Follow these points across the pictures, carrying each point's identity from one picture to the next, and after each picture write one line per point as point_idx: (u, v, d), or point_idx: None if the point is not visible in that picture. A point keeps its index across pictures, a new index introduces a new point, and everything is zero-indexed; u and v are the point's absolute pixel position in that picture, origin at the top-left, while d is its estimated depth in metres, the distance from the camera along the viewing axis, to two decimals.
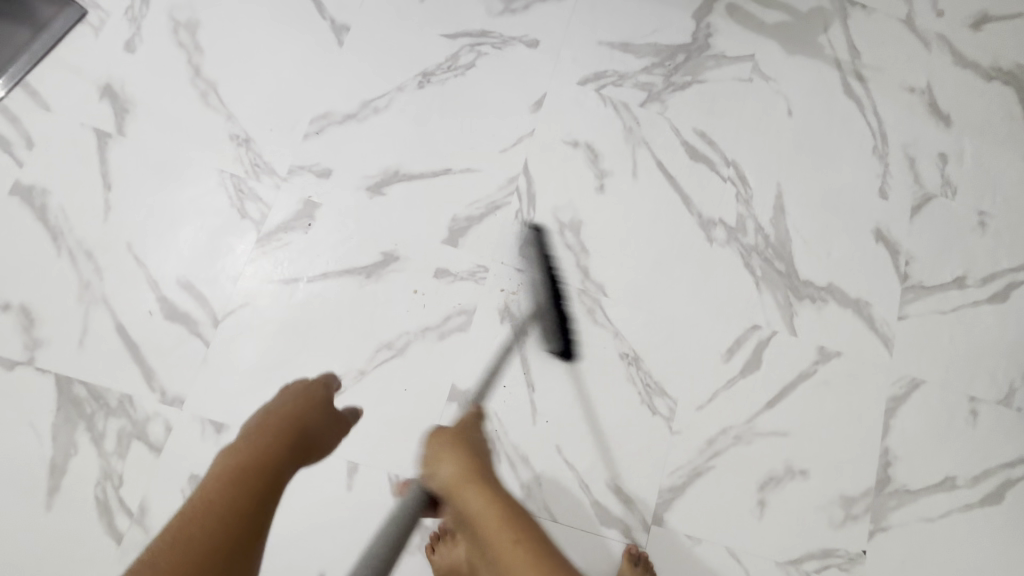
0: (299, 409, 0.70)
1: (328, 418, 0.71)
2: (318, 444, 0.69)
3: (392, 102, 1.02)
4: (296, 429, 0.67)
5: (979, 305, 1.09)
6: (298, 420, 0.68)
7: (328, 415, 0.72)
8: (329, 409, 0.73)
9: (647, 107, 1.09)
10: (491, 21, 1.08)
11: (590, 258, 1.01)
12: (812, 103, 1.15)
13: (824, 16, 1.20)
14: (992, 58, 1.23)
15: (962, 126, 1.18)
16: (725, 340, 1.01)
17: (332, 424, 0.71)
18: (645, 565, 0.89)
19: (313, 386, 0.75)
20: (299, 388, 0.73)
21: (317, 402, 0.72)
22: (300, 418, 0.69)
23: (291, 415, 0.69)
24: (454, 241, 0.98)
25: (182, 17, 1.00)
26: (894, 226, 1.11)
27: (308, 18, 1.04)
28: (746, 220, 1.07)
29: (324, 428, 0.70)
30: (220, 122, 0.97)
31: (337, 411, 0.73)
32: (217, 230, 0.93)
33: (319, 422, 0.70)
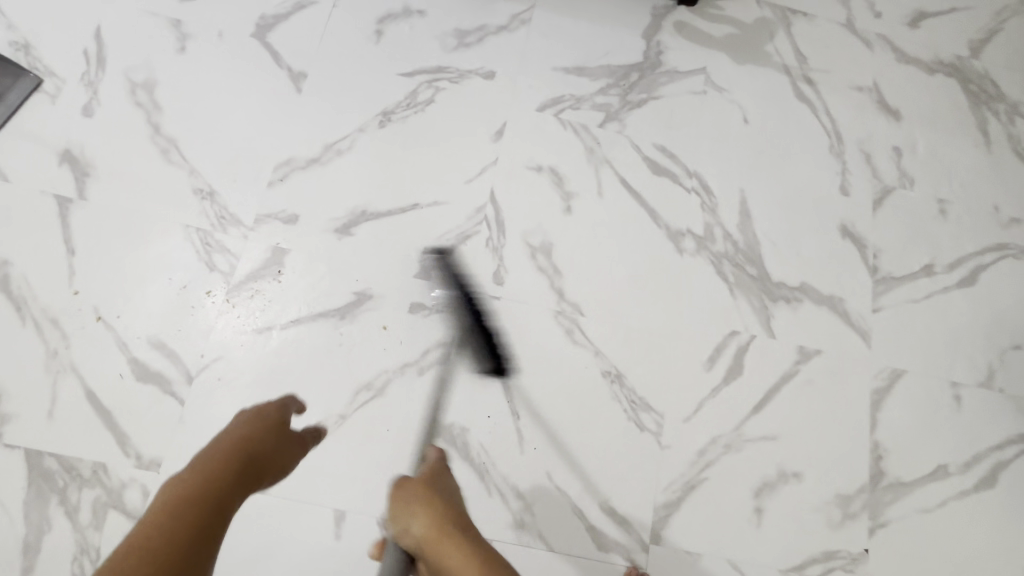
0: (250, 433, 0.67)
1: (279, 443, 0.69)
2: (266, 469, 0.65)
3: (355, 143, 1.03)
4: (254, 446, 0.65)
5: (950, 291, 1.11)
6: (254, 439, 0.67)
7: (280, 440, 0.70)
8: (283, 434, 0.72)
9: (607, 127, 1.11)
10: (447, 57, 1.10)
11: (564, 279, 1.02)
12: (767, 109, 1.18)
13: (768, 26, 1.24)
14: (932, 51, 1.28)
15: (912, 119, 1.22)
16: (705, 349, 1.01)
17: (283, 448, 0.69)
18: None
19: (265, 410, 0.74)
20: (252, 413, 0.72)
21: (274, 424, 0.72)
22: (260, 437, 0.67)
23: (240, 441, 0.65)
24: (427, 275, 0.98)
25: (139, 77, 1.01)
26: (858, 221, 1.13)
27: (266, 67, 1.05)
28: (713, 228, 1.08)
29: (280, 449, 0.69)
30: (183, 177, 0.97)
31: (287, 437, 0.71)
32: (186, 285, 0.92)
33: (268, 448, 0.67)
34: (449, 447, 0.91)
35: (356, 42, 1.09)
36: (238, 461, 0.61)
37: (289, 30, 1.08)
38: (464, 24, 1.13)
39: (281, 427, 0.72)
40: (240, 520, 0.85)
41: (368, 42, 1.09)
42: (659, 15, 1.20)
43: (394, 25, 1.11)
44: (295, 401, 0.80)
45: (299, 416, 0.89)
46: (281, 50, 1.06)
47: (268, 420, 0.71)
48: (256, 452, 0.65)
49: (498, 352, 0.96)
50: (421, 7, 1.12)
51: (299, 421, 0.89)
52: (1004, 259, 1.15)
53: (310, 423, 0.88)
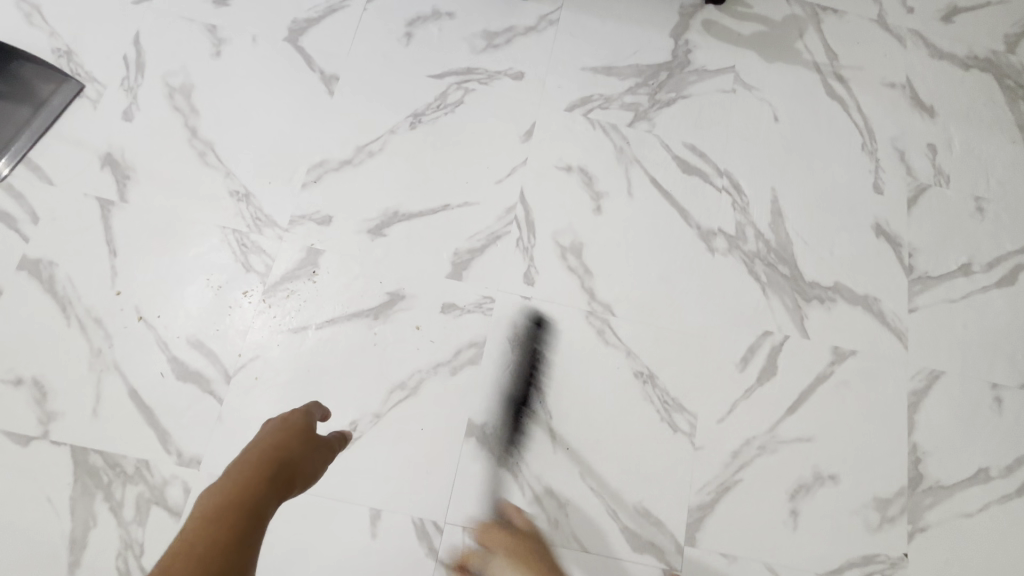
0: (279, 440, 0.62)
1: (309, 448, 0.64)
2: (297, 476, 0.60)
3: (385, 144, 1.04)
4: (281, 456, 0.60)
5: (988, 291, 1.09)
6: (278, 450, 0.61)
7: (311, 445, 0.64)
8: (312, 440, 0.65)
9: (636, 127, 1.11)
10: (476, 58, 1.11)
11: (594, 278, 1.02)
12: (798, 108, 1.17)
13: (798, 23, 1.23)
14: (966, 46, 1.26)
15: (947, 115, 1.20)
16: (738, 349, 1.00)
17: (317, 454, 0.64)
18: None
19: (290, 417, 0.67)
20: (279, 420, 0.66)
21: (302, 430, 0.66)
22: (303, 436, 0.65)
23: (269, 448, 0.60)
24: (458, 275, 0.99)
25: (177, 81, 1.03)
26: (892, 219, 1.12)
27: (298, 71, 1.06)
28: (745, 227, 1.07)
29: (308, 455, 0.63)
30: (219, 179, 0.99)
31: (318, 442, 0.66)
32: (224, 284, 0.94)
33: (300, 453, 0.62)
34: (482, 446, 0.91)
35: (386, 44, 1.10)
36: (267, 474, 0.57)
37: (320, 33, 1.09)
38: (493, 25, 1.13)
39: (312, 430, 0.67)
40: (278, 519, 0.86)
41: (398, 45, 1.10)
42: (687, 14, 1.20)
43: (423, 27, 1.12)
44: (320, 407, 0.73)
45: (324, 424, 0.89)
46: (313, 53, 1.08)
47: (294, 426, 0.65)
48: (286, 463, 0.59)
49: (529, 351, 0.96)
50: (450, 9, 1.13)
51: (324, 427, 0.89)
52: None
53: (335, 430, 0.88)
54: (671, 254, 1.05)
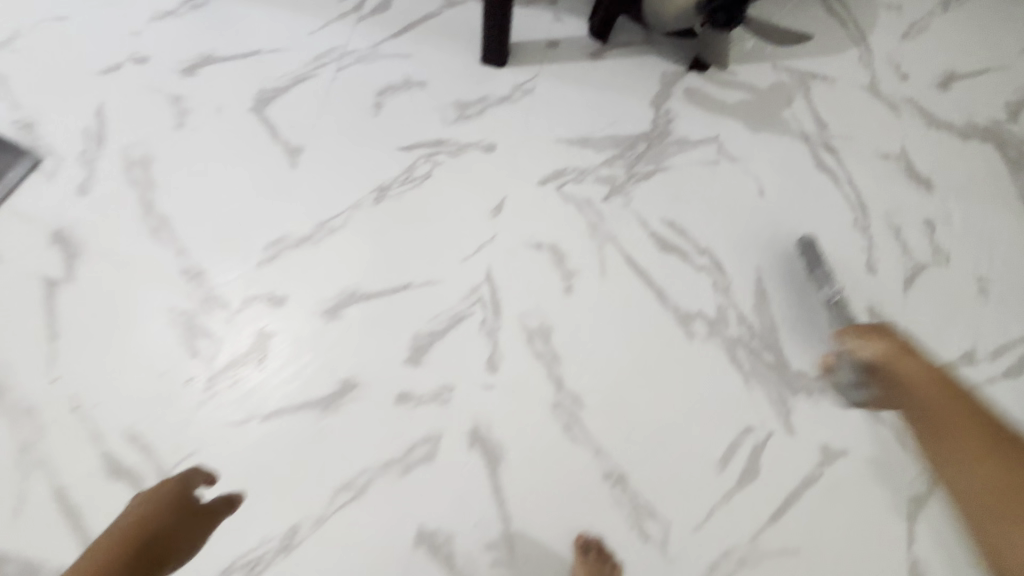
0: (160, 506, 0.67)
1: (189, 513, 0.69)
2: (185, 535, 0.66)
3: (347, 220, 1.00)
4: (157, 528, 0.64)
5: (994, 382, 1.01)
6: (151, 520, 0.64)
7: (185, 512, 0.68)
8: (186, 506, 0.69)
9: (612, 201, 1.06)
10: (446, 129, 1.08)
11: (563, 365, 0.95)
12: (785, 180, 1.11)
13: (785, 91, 1.19)
14: (965, 115, 1.20)
15: (946, 188, 1.14)
16: (717, 446, 0.93)
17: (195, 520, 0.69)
18: (596, 555, 0.85)
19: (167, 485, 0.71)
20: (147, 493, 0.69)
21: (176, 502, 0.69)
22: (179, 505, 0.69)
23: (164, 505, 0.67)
24: (415, 361, 0.93)
25: (136, 153, 1.00)
26: (886, 301, 1.04)
27: (262, 143, 1.04)
28: (727, 310, 1.01)
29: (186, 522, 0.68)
30: (172, 257, 0.95)
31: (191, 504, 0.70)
32: (166, 371, 0.89)
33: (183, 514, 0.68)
34: (432, 556, 0.84)
35: (354, 114, 1.07)
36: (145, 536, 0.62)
37: (287, 104, 1.07)
38: (465, 94, 1.10)
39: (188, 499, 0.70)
40: None
41: (366, 114, 1.07)
42: (669, 82, 1.15)
43: (394, 97, 1.09)
44: (200, 473, 0.76)
45: (209, 489, 0.84)
46: (279, 123, 1.05)
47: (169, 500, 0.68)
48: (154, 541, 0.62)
49: (489, 448, 0.90)
50: (422, 78, 1.10)
51: (210, 493, 0.85)
52: None
53: (221, 494, 0.84)
54: (646, 340, 0.98)
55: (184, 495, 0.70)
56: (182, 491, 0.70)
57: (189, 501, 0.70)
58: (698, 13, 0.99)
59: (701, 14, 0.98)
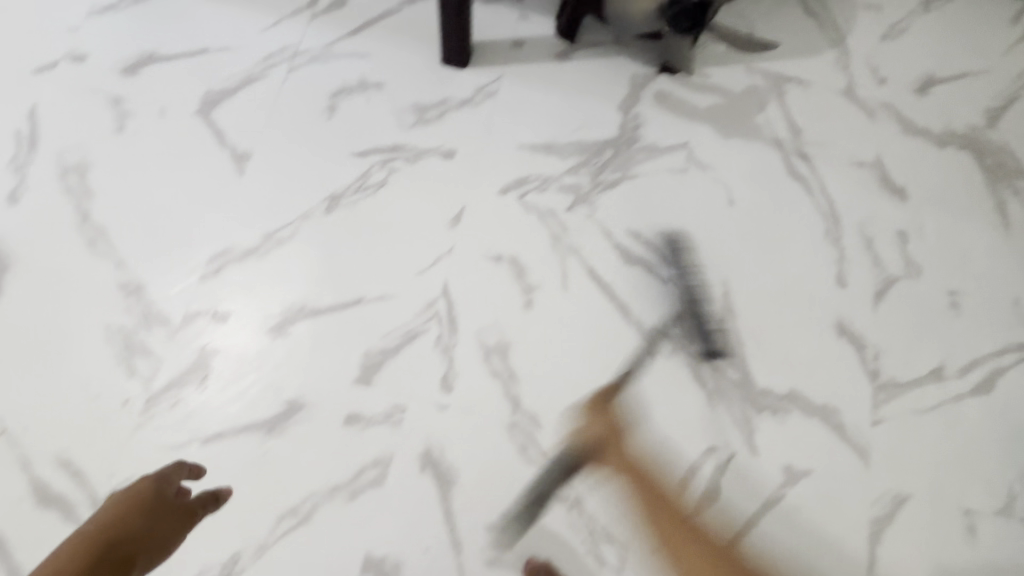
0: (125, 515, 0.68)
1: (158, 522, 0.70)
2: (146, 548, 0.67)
3: (297, 231, 0.96)
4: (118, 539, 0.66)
5: (962, 399, 0.99)
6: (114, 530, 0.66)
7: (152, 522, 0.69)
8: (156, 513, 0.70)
9: (576, 211, 1.02)
10: (404, 134, 1.03)
11: (520, 384, 0.92)
12: (756, 190, 1.08)
13: (759, 94, 1.14)
14: (943, 120, 1.17)
15: (920, 198, 1.11)
16: (677, 467, 0.91)
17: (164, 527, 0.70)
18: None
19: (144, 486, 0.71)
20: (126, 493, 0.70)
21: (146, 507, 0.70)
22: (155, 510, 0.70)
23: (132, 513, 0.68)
24: (367, 380, 0.90)
25: (72, 159, 0.95)
26: (856, 316, 1.02)
27: (208, 148, 0.99)
28: (692, 326, 0.98)
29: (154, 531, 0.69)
30: (109, 271, 0.90)
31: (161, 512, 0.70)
32: (102, 393, 0.85)
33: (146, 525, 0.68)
34: None
35: (306, 118, 1.02)
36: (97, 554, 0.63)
37: (235, 106, 1.01)
38: (425, 97, 1.05)
39: (160, 502, 0.71)
40: None
41: (319, 118, 1.02)
42: (638, 84, 1.11)
43: (348, 100, 1.04)
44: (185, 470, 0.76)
45: (198, 482, 0.83)
46: (226, 127, 1.00)
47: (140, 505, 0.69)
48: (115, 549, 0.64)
49: (441, 471, 0.87)
50: (378, 80, 1.05)
51: (198, 486, 0.84)
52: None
53: (207, 489, 0.83)
54: (608, 356, 0.95)
55: (155, 502, 0.71)
56: (155, 495, 0.71)
57: (160, 506, 0.71)
58: (657, 20, 1.01)
59: (661, 20, 1.00)
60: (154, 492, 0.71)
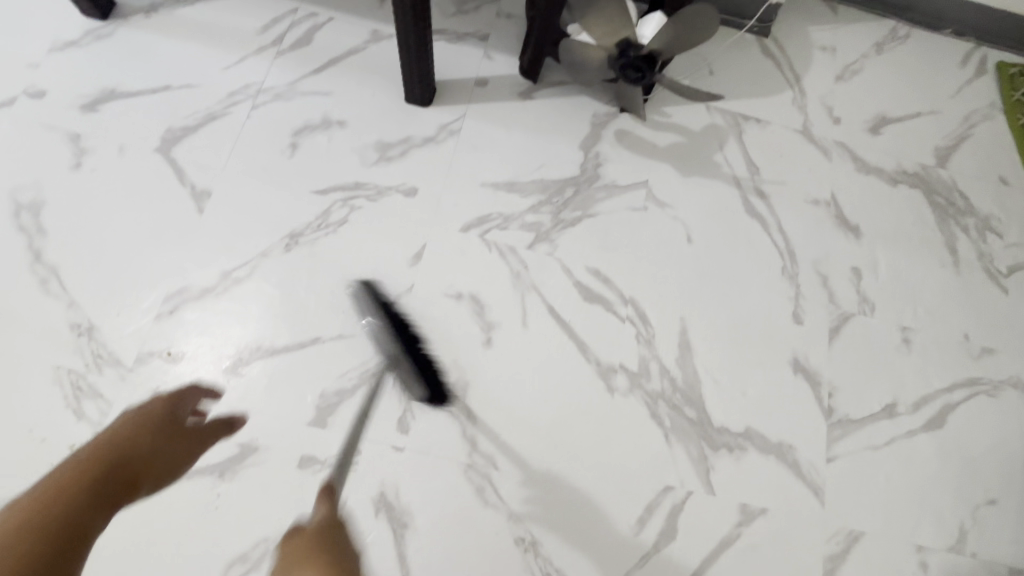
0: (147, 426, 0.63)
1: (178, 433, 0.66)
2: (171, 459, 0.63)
3: (255, 269, 0.95)
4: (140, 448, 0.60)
5: (915, 435, 1.01)
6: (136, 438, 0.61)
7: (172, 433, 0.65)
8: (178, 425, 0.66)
9: (536, 248, 1.03)
10: (366, 171, 1.04)
11: (478, 424, 0.92)
12: (714, 227, 1.10)
13: (718, 133, 1.17)
14: (895, 159, 1.21)
15: (873, 235, 1.14)
16: (634, 508, 0.91)
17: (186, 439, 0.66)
18: None
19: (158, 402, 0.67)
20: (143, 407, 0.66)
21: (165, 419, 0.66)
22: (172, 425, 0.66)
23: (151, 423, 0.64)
24: (322, 422, 0.89)
25: (26, 198, 0.95)
26: (811, 353, 1.03)
27: (166, 185, 0.98)
28: (650, 363, 0.99)
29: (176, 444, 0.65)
30: (60, 311, 0.89)
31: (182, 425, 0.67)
32: (49, 437, 0.84)
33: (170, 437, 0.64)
34: None
35: (268, 155, 1.02)
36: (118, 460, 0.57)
37: (195, 143, 1.01)
38: (387, 134, 1.06)
39: (176, 417, 0.67)
40: None
41: (281, 156, 1.02)
42: (599, 123, 1.13)
43: (311, 137, 1.04)
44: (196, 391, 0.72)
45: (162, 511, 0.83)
46: (185, 165, 1.00)
47: (158, 420, 0.65)
48: (130, 460, 0.58)
49: (396, 514, 0.86)
50: (342, 117, 1.06)
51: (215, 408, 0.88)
52: (974, 398, 1.04)
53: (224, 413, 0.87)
54: (566, 395, 0.95)
55: (173, 415, 0.67)
56: (173, 409, 0.67)
57: (178, 421, 0.67)
58: (612, 70, 0.98)
59: (613, 70, 0.98)
60: (169, 409, 0.67)
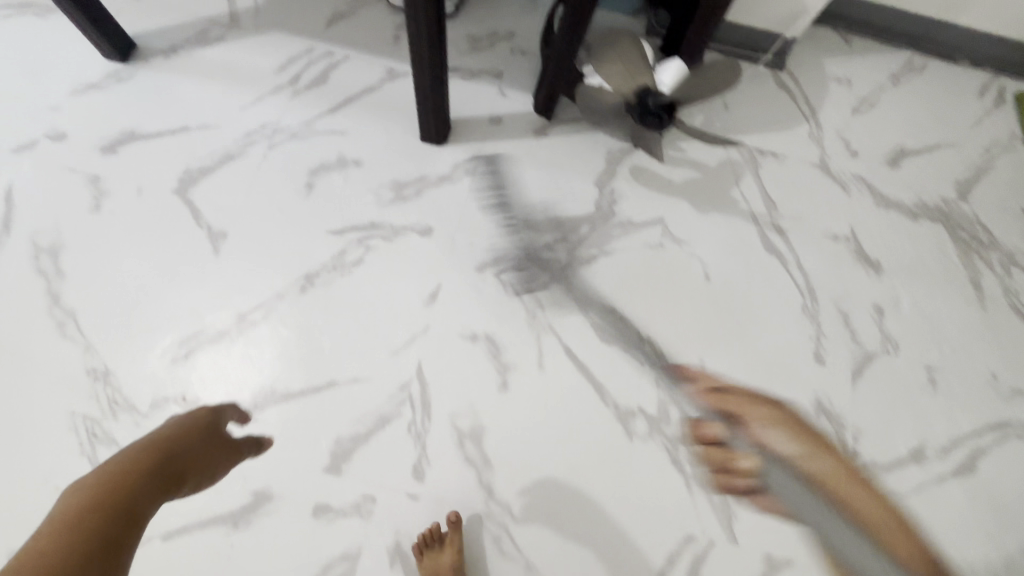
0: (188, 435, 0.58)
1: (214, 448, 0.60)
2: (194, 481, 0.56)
3: (270, 312, 0.95)
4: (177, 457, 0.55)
5: (943, 480, 0.98)
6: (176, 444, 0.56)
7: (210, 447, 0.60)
8: (216, 437, 0.61)
9: (552, 288, 1.02)
10: (382, 211, 1.04)
11: (494, 471, 0.90)
12: (732, 264, 1.08)
13: (734, 168, 1.16)
14: (916, 193, 1.19)
15: (895, 270, 1.12)
16: (653, 558, 0.89)
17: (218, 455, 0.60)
18: None
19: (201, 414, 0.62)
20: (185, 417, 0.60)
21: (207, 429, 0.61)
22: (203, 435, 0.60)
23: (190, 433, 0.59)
24: (336, 468, 0.88)
25: (45, 240, 0.95)
26: (834, 394, 1.01)
27: (183, 227, 0.99)
28: (669, 406, 0.97)
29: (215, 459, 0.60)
30: (77, 355, 0.89)
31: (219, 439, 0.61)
32: (64, 484, 0.84)
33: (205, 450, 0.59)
34: None
35: (284, 196, 1.02)
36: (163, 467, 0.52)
37: (212, 184, 1.02)
38: (402, 174, 1.06)
39: (217, 429, 0.62)
40: None
41: (297, 196, 1.03)
42: (614, 159, 1.13)
43: (326, 177, 1.04)
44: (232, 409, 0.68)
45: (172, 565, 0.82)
46: (202, 206, 1.00)
47: (196, 429, 0.59)
48: (169, 470, 0.52)
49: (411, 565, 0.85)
50: (357, 156, 1.06)
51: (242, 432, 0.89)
52: (1004, 442, 1.01)
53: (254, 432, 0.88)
54: (583, 440, 0.93)
55: (215, 429, 0.62)
56: (213, 423, 0.63)
57: (219, 435, 0.62)
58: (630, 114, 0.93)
59: (632, 114, 0.93)
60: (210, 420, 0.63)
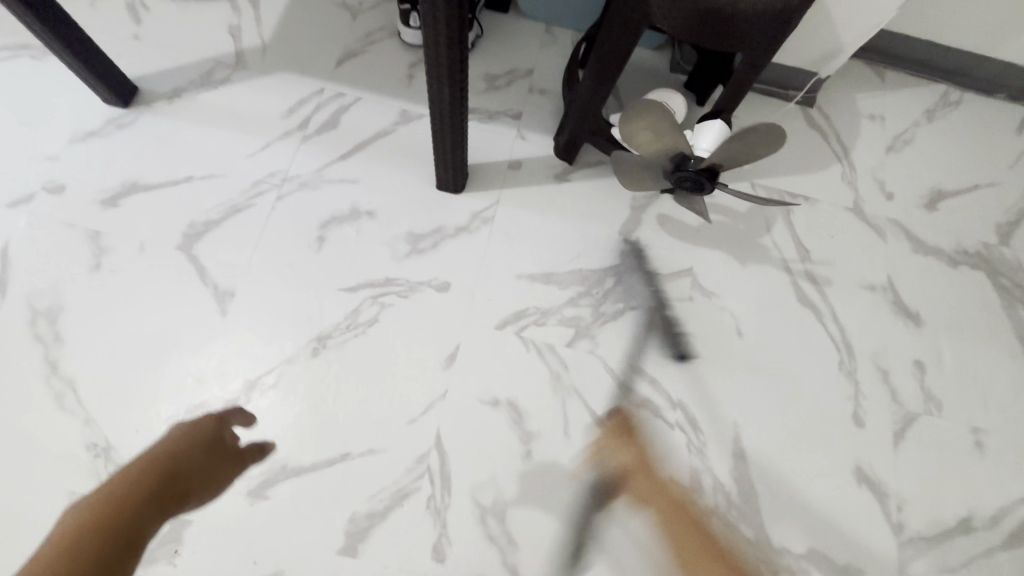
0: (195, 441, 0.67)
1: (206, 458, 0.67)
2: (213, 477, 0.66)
3: (281, 378, 0.90)
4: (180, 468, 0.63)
5: (993, 553, 0.92)
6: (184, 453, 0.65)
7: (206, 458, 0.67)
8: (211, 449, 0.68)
9: (577, 347, 0.97)
10: (397, 266, 0.98)
11: (519, 550, 0.85)
12: (764, 318, 1.03)
13: (765, 213, 1.11)
14: (956, 238, 1.13)
15: (936, 323, 1.06)
16: None
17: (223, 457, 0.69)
18: None
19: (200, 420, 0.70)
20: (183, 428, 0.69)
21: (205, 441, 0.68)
22: (185, 459, 0.64)
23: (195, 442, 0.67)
24: (352, 550, 0.83)
25: (42, 303, 0.90)
26: (876, 461, 0.96)
27: (187, 285, 0.93)
28: (703, 476, 0.91)
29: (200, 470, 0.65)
30: (77, 429, 0.84)
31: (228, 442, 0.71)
32: None
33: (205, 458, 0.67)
34: None
35: (294, 251, 0.97)
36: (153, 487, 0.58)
37: (218, 239, 0.96)
38: (418, 225, 1.01)
39: (218, 439, 0.70)
40: None
41: (308, 250, 0.97)
42: (640, 207, 1.07)
43: (338, 229, 0.99)
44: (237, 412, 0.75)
45: None
46: (207, 263, 0.95)
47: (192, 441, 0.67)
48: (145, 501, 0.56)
49: None
50: (370, 207, 1.01)
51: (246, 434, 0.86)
52: None
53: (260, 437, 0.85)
54: (612, 515, 0.88)
55: (218, 433, 0.70)
56: (218, 428, 0.71)
57: (221, 440, 0.70)
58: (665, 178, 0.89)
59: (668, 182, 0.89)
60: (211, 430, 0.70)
